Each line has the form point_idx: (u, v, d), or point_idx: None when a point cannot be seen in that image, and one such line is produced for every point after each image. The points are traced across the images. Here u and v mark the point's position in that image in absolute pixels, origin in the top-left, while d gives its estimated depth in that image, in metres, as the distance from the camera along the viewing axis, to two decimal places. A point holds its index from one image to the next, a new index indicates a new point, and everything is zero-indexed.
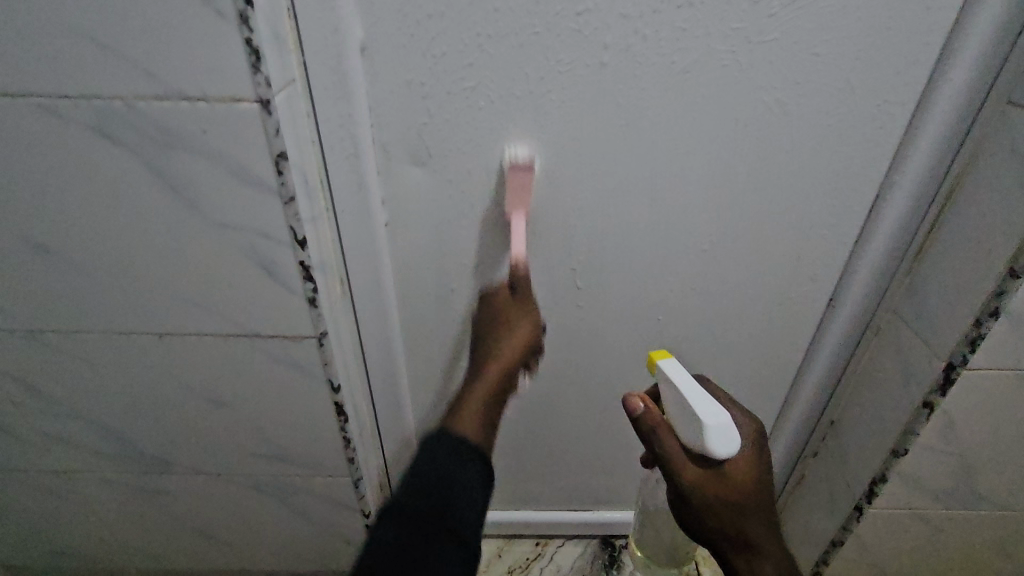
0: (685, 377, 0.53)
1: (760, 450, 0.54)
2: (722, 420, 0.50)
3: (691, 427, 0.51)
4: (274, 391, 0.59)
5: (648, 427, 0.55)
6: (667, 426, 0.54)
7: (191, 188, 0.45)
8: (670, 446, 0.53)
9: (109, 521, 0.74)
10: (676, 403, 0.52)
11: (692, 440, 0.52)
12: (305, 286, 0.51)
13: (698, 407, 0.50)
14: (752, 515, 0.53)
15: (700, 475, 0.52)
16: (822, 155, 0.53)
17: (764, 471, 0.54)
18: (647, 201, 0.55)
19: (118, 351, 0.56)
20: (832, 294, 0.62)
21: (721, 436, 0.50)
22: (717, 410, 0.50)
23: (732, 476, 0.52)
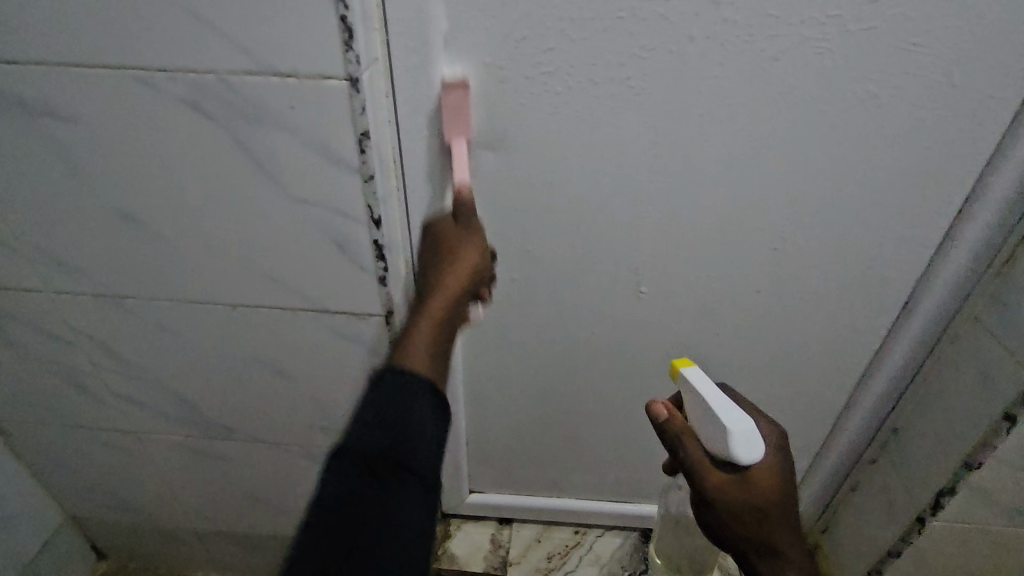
0: (707, 383, 0.53)
1: (785, 456, 0.52)
2: (744, 424, 0.49)
3: (714, 433, 0.50)
4: (337, 365, 0.61)
5: (671, 435, 0.54)
6: (693, 434, 0.54)
7: (275, 164, 0.46)
8: (695, 452, 0.53)
9: (170, 482, 0.77)
10: (698, 410, 0.52)
11: (716, 446, 0.51)
12: (377, 265, 0.52)
13: (718, 411, 0.49)
14: (778, 523, 0.50)
15: (725, 480, 0.50)
16: (912, 151, 0.50)
17: (790, 476, 0.51)
18: (719, 195, 0.54)
19: (191, 318, 0.58)
20: (907, 297, 0.60)
21: (745, 441, 0.48)
22: (739, 414, 0.49)
23: (756, 482, 0.50)
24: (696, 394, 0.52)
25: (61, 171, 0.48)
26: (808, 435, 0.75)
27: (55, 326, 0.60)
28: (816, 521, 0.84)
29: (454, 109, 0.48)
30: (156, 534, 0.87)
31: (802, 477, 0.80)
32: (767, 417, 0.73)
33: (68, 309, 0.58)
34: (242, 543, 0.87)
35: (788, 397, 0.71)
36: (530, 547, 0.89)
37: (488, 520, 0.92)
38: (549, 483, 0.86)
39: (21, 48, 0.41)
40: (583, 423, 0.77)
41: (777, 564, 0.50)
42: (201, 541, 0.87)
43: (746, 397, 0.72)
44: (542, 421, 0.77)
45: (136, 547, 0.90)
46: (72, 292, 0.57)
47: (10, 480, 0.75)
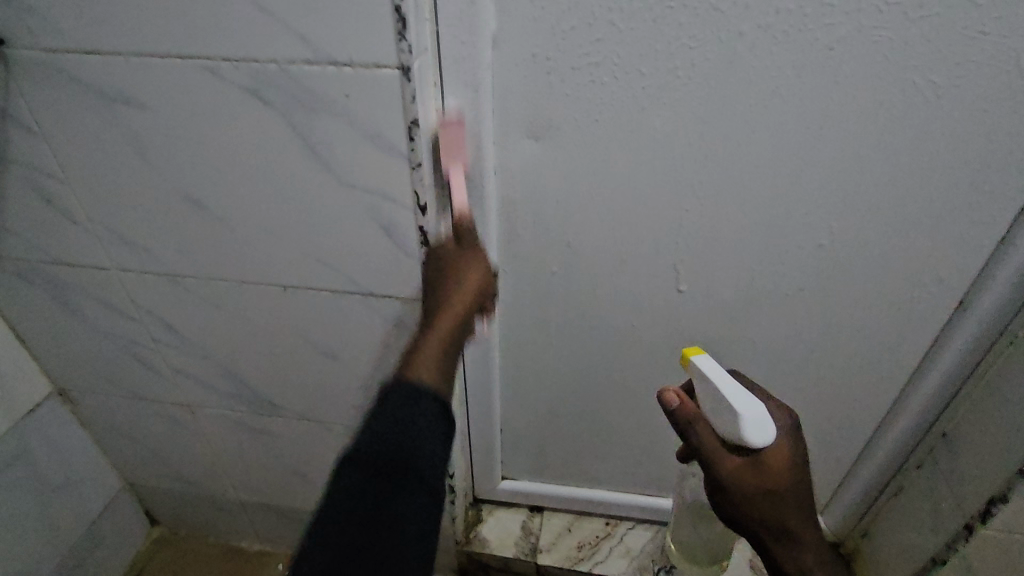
0: (718, 371, 0.52)
1: (795, 440, 0.53)
2: (757, 411, 0.49)
3: (726, 420, 0.50)
4: (380, 348, 0.63)
5: (683, 420, 0.54)
6: (704, 418, 0.53)
7: (328, 151, 0.48)
8: (707, 438, 0.52)
9: (220, 455, 0.81)
10: (710, 397, 0.52)
11: (727, 432, 0.51)
12: (421, 250, 0.53)
13: (731, 399, 0.49)
14: (790, 504, 0.52)
15: (738, 465, 0.51)
16: (974, 145, 0.48)
17: (800, 459, 0.52)
18: (765, 187, 0.53)
19: (244, 298, 0.60)
20: (962, 297, 0.58)
21: (758, 427, 0.49)
22: (752, 401, 0.49)
23: (770, 466, 0.51)
24: (707, 383, 0.51)
25: (133, 156, 0.51)
26: (849, 435, 0.73)
27: (122, 302, 0.64)
28: (857, 524, 0.83)
29: (451, 140, 0.48)
30: (205, 504, 0.92)
31: (844, 476, 0.79)
32: (807, 415, 0.72)
33: (132, 286, 0.62)
34: (283, 517, 0.91)
35: (830, 395, 0.70)
36: (560, 536, 0.90)
37: (519, 507, 0.94)
38: (581, 473, 0.87)
39: (101, 40, 0.44)
40: (618, 415, 0.77)
41: (787, 542, 0.52)
42: (246, 513, 0.91)
43: (786, 394, 0.71)
44: (576, 411, 0.78)
45: (186, 515, 0.95)
46: (137, 270, 0.60)
47: (77, 446, 0.81)
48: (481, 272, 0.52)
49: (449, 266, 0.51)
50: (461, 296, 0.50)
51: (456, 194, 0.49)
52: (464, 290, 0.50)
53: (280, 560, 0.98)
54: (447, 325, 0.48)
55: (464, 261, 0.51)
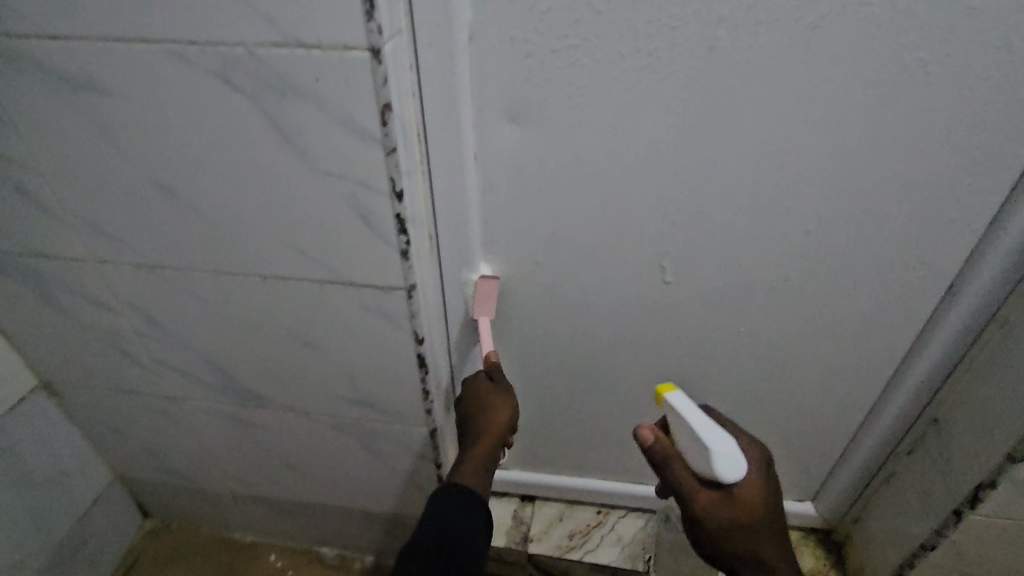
0: (692, 408, 0.52)
1: (767, 473, 0.53)
2: (729, 446, 0.49)
3: (700, 456, 0.50)
4: (363, 337, 0.62)
5: (658, 457, 0.54)
6: (678, 455, 0.53)
7: (301, 137, 0.47)
8: (682, 475, 0.53)
9: (208, 447, 0.81)
10: (685, 434, 0.51)
11: (702, 467, 0.51)
12: (399, 238, 0.52)
13: (707, 438, 0.49)
14: (767, 540, 0.51)
15: (713, 500, 0.51)
16: (963, 125, 0.47)
17: (774, 492, 0.53)
18: (750, 171, 0.52)
19: (224, 289, 0.60)
20: (952, 282, 0.57)
21: (731, 462, 0.49)
22: (725, 438, 0.50)
23: (744, 500, 0.51)
24: (683, 421, 0.51)
25: (105, 145, 0.50)
26: (839, 422, 0.73)
27: (102, 294, 0.63)
28: (847, 510, 0.82)
29: (484, 295, 0.62)
30: (196, 496, 0.91)
31: (835, 463, 0.78)
32: (796, 402, 0.72)
33: (111, 278, 0.61)
34: (274, 508, 0.90)
35: (819, 383, 0.69)
36: (552, 525, 0.90)
37: (510, 496, 0.94)
38: (573, 463, 0.87)
39: (62, 22, 0.43)
40: (607, 404, 0.77)
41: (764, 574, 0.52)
42: (237, 504, 0.91)
43: (775, 381, 0.70)
44: (565, 400, 0.77)
45: (177, 507, 0.95)
46: (115, 261, 0.59)
47: (65, 439, 0.80)
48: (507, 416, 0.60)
49: (486, 397, 0.61)
50: (496, 425, 0.59)
51: (485, 340, 0.61)
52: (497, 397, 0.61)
53: (271, 551, 0.98)
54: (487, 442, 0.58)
55: (499, 364, 0.61)
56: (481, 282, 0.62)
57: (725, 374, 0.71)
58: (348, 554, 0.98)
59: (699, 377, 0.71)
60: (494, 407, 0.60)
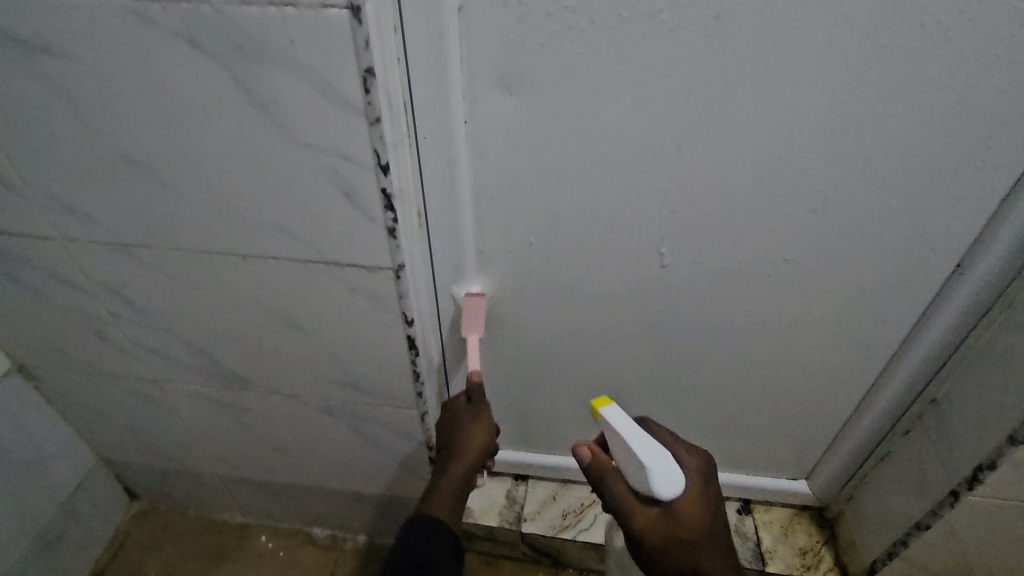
0: (626, 422, 0.52)
1: (707, 485, 0.54)
2: (664, 460, 0.50)
3: (636, 470, 0.51)
4: (350, 318, 0.59)
5: (597, 473, 0.54)
6: (615, 471, 0.54)
7: (278, 106, 0.43)
8: (620, 490, 0.53)
9: (193, 430, 0.79)
10: (620, 447, 0.52)
11: (639, 483, 0.51)
12: (386, 215, 0.49)
13: (641, 451, 0.49)
14: (708, 552, 0.51)
15: (651, 517, 0.51)
16: (983, 95, 0.44)
17: (714, 504, 0.53)
18: (755, 144, 0.50)
19: (202, 270, 0.57)
20: (959, 260, 0.55)
21: (666, 476, 0.49)
22: (660, 451, 0.50)
23: (681, 514, 0.51)
24: (616, 434, 0.51)
25: (65, 114, 0.46)
26: (837, 401, 0.72)
27: (72, 274, 0.60)
28: (842, 488, 0.82)
29: (471, 313, 0.63)
30: (183, 479, 0.90)
31: (832, 442, 0.78)
32: (795, 382, 0.71)
33: (82, 257, 0.58)
34: (264, 490, 0.89)
35: (818, 363, 0.68)
36: (546, 504, 0.90)
37: (504, 476, 0.93)
38: (567, 443, 0.86)
39: None
40: (602, 384, 0.75)
41: None
42: (226, 487, 0.90)
43: (774, 361, 0.69)
44: (559, 380, 0.76)
45: (165, 490, 0.94)
46: (84, 240, 0.56)
47: (44, 423, 0.78)
48: (485, 440, 0.63)
49: (459, 422, 0.64)
50: (472, 446, 0.62)
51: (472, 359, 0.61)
52: (473, 443, 0.62)
53: (263, 532, 0.98)
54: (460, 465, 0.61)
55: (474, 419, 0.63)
56: (466, 299, 0.63)
57: (723, 354, 0.69)
58: (340, 534, 0.97)
59: (697, 357, 0.70)
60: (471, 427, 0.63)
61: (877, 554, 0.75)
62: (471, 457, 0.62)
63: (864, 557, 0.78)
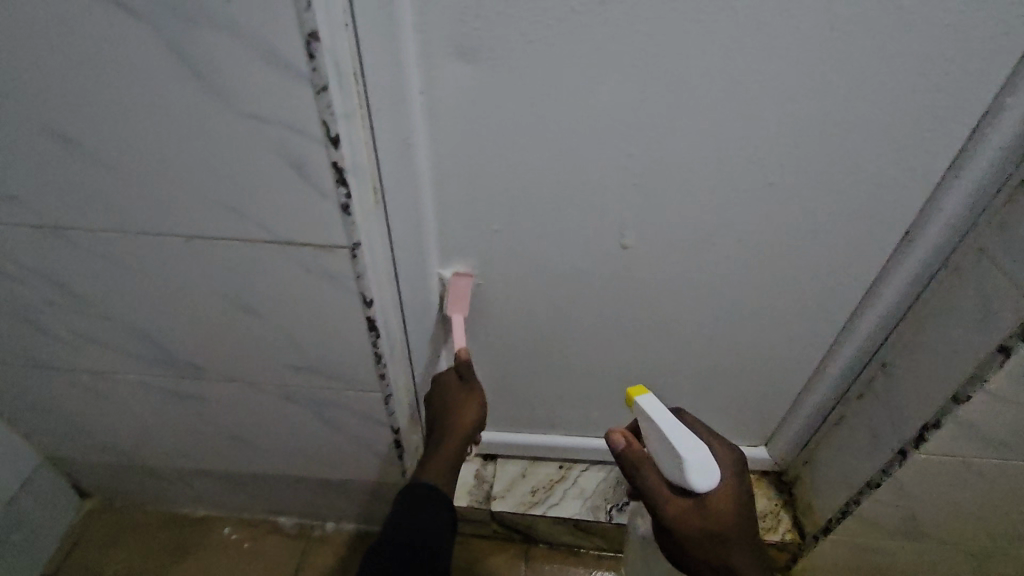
0: (664, 415, 0.53)
1: (740, 479, 0.56)
2: (702, 456, 0.52)
3: (672, 464, 0.53)
4: (307, 300, 0.57)
5: (630, 462, 0.56)
6: (648, 460, 0.56)
7: (216, 72, 0.40)
8: (654, 480, 0.55)
9: (146, 423, 0.76)
10: (656, 439, 0.53)
11: (674, 477, 0.53)
12: (338, 191, 0.47)
13: (682, 448, 0.51)
14: (735, 545, 0.54)
15: (684, 507, 0.54)
16: (929, 64, 0.45)
17: (745, 498, 0.55)
18: (713, 114, 0.49)
19: (144, 253, 0.53)
20: (908, 228, 0.57)
21: (703, 472, 0.51)
22: (698, 447, 0.52)
23: (714, 508, 0.53)
24: (654, 427, 0.53)
25: None
26: (793, 370, 0.74)
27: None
28: (798, 452, 0.86)
29: (457, 294, 0.63)
30: (139, 474, 0.86)
31: (789, 408, 0.81)
32: (755, 352, 0.72)
33: (8, 242, 0.54)
34: (226, 481, 0.87)
35: (776, 333, 0.69)
36: (515, 482, 0.90)
37: (472, 456, 0.93)
38: (534, 421, 0.86)
39: None
40: (567, 360, 0.75)
41: None
42: (185, 479, 0.87)
43: (734, 333, 0.70)
44: (524, 358, 0.76)
45: (120, 486, 0.90)
46: (11, 223, 0.52)
47: None
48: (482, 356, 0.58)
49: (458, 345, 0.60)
50: None
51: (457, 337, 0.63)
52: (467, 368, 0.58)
53: (226, 523, 0.95)
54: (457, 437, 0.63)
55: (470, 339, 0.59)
56: None
57: (685, 328, 0.70)
58: (307, 522, 0.96)
59: (660, 331, 0.71)
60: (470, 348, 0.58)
61: (832, 514, 0.78)
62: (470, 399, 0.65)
63: (820, 517, 0.82)
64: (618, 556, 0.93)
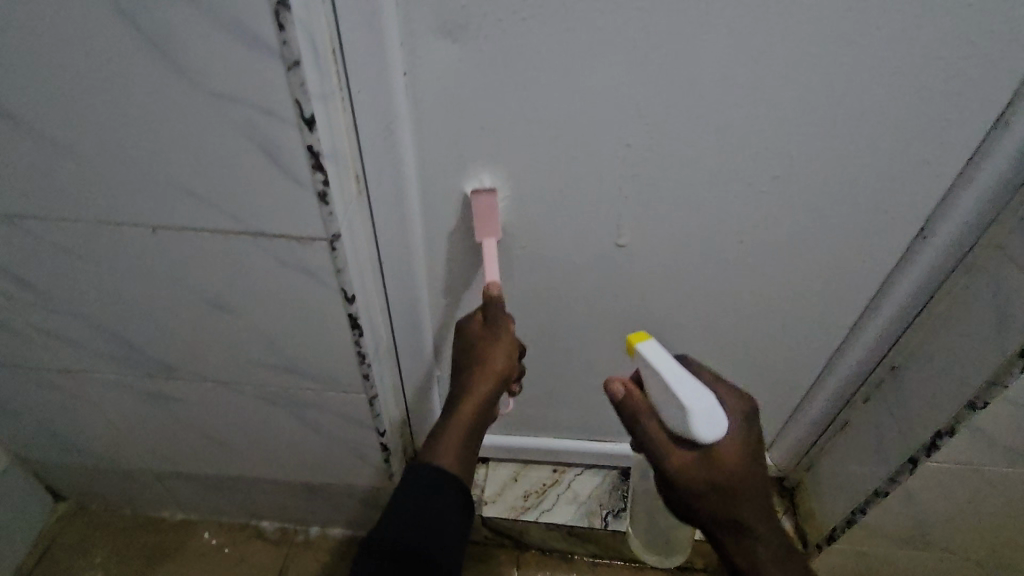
0: (664, 358, 0.48)
1: (750, 428, 0.51)
2: (706, 402, 0.47)
3: (675, 412, 0.48)
4: (284, 296, 0.54)
5: (630, 413, 0.52)
6: (649, 410, 0.52)
7: (177, 45, 0.37)
8: (656, 431, 0.51)
9: (118, 423, 0.72)
10: (656, 386, 0.49)
11: (677, 426, 0.49)
12: (315, 178, 0.43)
13: (683, 394, 0.47)
14: (743, 498, 0.51)
15: (688, 460, 0.50)
16: (951, 48, 0.42)
17: (754, 450, 0.51)
18: (718, 100, 0.46)
19: (107, 244, 0.50)
20: (923, 225, 0.54)
21: (707, 419, 0.47)
22: (701, 393, 0.47)
23: (720, 461, 0.49)
24: (654, 373, 0.48)
25: None
26: (798, 373, 0.71)
27: None
28: (801, 458, 0.83)
29: (483, 213, 0.53)
30: (113, 476, 0.83)
31: (791, 414, 0.77)
32: (759, 354, 0.69)
33: None
34: (204, 484, 0.83)
35: (780, 334, 0.66)
36: (507, 486, 0.87)
37: None
38: (527, 423, 0.82)
39: None
40: (561, 361, 0.72)
41: (740, 536, 0.52)
42: (162, 482, 0.83)
43: (735, 334, 0.67)
44: (517, 360, 0.72)
45: (94, 488, 0.86)
46: None
47: None
48: (506, 361, 0.53)
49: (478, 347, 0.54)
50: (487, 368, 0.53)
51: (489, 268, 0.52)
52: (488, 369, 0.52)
53: (206, 528, 0.91)
54: (488, 382, 0.52)
55: (494, 341, 0.53)
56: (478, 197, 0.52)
57: (685, 328, 0.67)
58: (290, 526, 0.92)
59: (658, 332, 0.67)
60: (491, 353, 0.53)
61: (836, 522, 0.75)
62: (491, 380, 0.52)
63: (824, 525, 0.79)
64: (613, 563, 0.90)
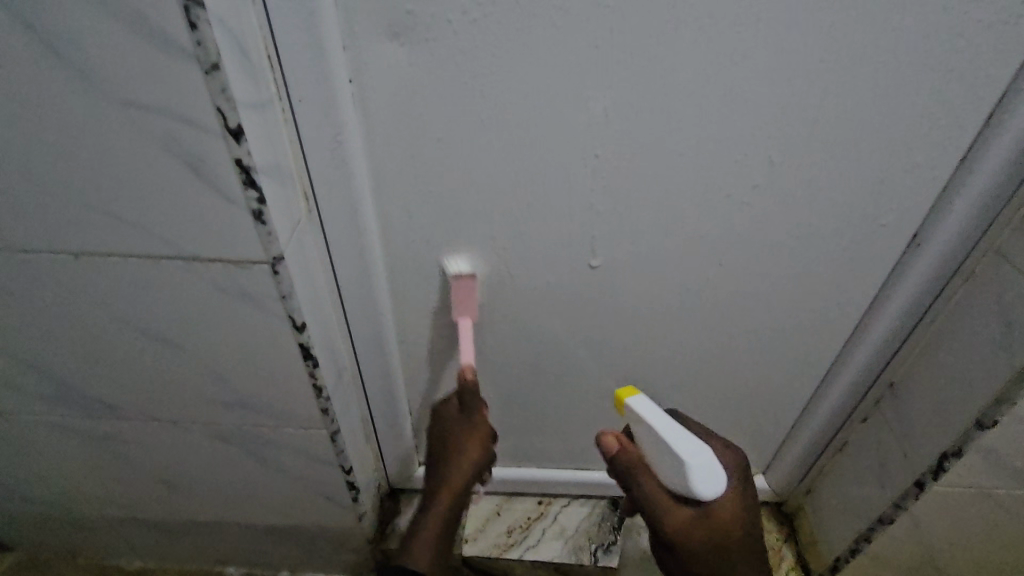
0: (658, 413, 0.47)
1: (746, 484, 0.50)
2: (705, 458, 0.45)
3: (672, 468, 0.46)
4: (227, 326, 0.49)
5: (625, 470, 0.50)
6: (646, 467, 0.49)
7: (81, 52, 0.33)
8: (652, 488, 0.48)
9: (62, 469, 0.66)
10: (652, 443, 0.47)
11: (675, 483, 0.47)
12: (248, 196, 0.39)
13: (680, 448, 0.45)
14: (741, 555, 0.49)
15: (687, 518, 0.47)
16: (936, 42, 0.39)
17: (751, 505, 0.50)
18: (689, 103, 0.43)
19: (26, 275, 0.45)
20: (917, 232, 0.50)
21: (707, 476, 0.45)
22: (700, 448, 0.45)
23: (720, 517, 0.47)
24: (648, 429, 0.47)
25: None
26: (791, 393, 0.67)
27: None
28: (799, 482, 0.78)
29: (462, 293, 0.54)
30: (63, 526, 0.77)
31: (786, 437, 0.73)
32: (748, 374, 0.65)
33: None
34: (163, 530, 0.77)
35: (770, 353, 0.62)
36: (489, 521, 0.82)
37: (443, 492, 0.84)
38: (508, 453, 0.78)
39: None
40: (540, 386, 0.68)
41: None
42: (115, 530, 0.77)
43: (723, 354, 0.63)
44: (493, 387, 0.68)
45: (43, 539, 0.80)
46: None
47: None
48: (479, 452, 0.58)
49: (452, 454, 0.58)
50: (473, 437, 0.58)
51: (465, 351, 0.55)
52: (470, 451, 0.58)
53: None
54: (462, 471, 0.58)
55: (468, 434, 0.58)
56: (458, 283, 0.54)
57: (668, 350, 0.63)
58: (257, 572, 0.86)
59: (641, 354, 0.63)
60: (464, 450, 0.58)
61: (840, 551, 0.71)
62: (465, 467, 0.58)
63: (826, 555, 0.74)
64: None
